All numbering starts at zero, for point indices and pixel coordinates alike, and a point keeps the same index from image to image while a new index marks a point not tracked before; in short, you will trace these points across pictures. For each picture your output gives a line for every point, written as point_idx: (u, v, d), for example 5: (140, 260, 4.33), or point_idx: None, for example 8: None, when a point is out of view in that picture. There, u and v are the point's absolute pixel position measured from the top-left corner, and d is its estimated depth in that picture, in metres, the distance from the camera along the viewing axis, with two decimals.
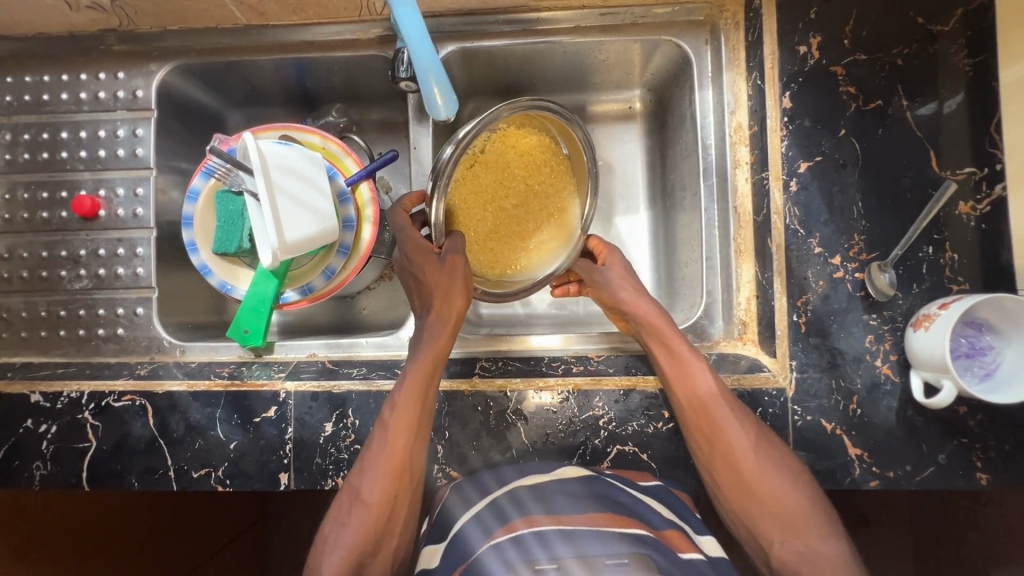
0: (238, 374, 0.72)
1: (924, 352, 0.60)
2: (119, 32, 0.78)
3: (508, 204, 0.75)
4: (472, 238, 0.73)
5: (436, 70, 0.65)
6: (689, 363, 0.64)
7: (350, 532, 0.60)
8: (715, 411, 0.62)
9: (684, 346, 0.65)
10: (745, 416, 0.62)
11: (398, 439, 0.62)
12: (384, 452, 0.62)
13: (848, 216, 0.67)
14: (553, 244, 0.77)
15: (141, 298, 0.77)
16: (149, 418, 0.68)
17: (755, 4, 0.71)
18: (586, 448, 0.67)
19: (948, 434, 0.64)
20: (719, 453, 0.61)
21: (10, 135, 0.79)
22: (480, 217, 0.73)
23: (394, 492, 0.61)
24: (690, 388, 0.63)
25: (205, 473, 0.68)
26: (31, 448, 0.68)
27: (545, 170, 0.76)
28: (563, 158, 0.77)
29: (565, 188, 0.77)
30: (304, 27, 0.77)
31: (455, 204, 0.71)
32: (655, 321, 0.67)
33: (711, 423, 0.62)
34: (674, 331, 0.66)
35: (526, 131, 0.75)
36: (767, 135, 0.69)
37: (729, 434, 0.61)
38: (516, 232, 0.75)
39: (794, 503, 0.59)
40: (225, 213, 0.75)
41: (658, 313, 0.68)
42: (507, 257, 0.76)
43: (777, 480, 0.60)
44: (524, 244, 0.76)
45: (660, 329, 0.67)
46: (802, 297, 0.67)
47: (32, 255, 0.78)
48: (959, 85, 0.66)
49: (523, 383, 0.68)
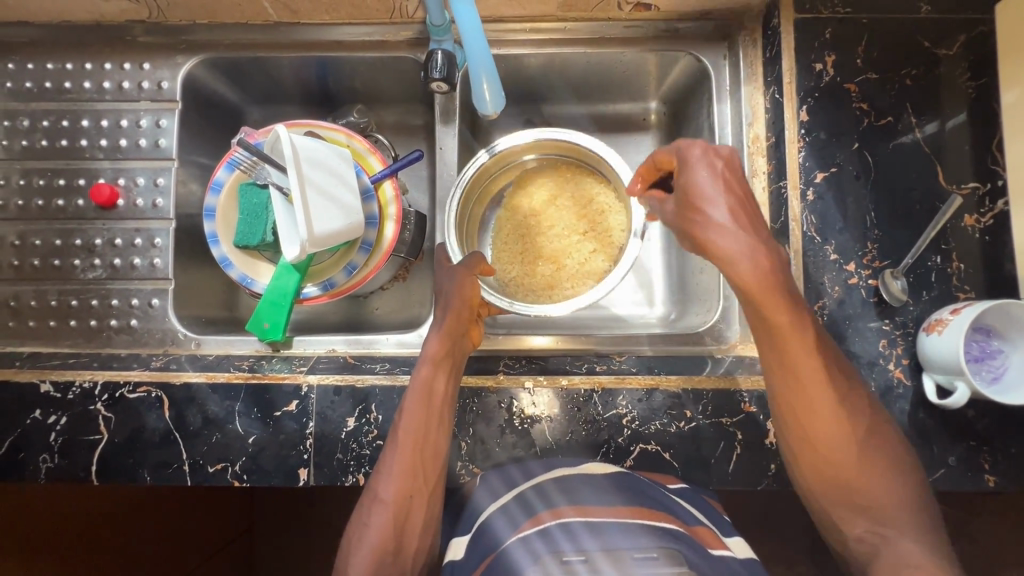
0: (258, 367, 0.71)
1: (937, 355, 0.63)
2: (148, 24, 0.78)
3: (545, 234, 0.83)
4: (520, 268, 0.82)
5: (488, 64, 0.64)
6: (787, 332, 0.57)
7: (372, 536, 0.58)
8: (821, 396, 0.58)
9: (789, 314, 0.56)
10: (847, 395, 0.59)
11: (416, 436, 0.61)
12: (401, 449, 0.61)
13: (862, 225, 0.70)
14: (596, 247, 0.82)
15: (157, 289, 0.76)
16: (166, 411, 0.67)
17: (773, 22, 0.74)
18: (609, 446, 0.67)
19: (958, 437, 0.66)
20: (809, 442, 0.59)
21: (28, 121, 0.77)
22: (521, 249, 0.83)
23: (415, 493, 0.60)
24: (785, 361, 0.58)
25: (222, 468, 0.66)
26: (39, 439, 0.66)
27: (568, 188, 0.84)
28: (584, 175, 0.84)
29: (593, 193, 0.83)
30: (335, 26, 0.79)
31: (498, 247, 0.84)
32: (751, 279, 0.54)
33: (809, 411, 0.58)
34: (782, 289, 0.55)
35: (544, 170, 0.85)
36: (785, 145, 0.72)
37: (828, 421, 0.58)
38: (556, 250, 0.82)
39: (881, 490, 0.57)
40: (249, 205, 0.75)
41: (756, 266, 0.54)
42: (562, 280, 0.81)
43: (877, 462, 0.58)
44: (575, 265, 0.81)
45: (759, 291, 0.54)
46: (819, 302, 0.69)
47: (45, 243, 0.76)
48: (961, 104, 0.71)
49: (547, 380, 0.69)
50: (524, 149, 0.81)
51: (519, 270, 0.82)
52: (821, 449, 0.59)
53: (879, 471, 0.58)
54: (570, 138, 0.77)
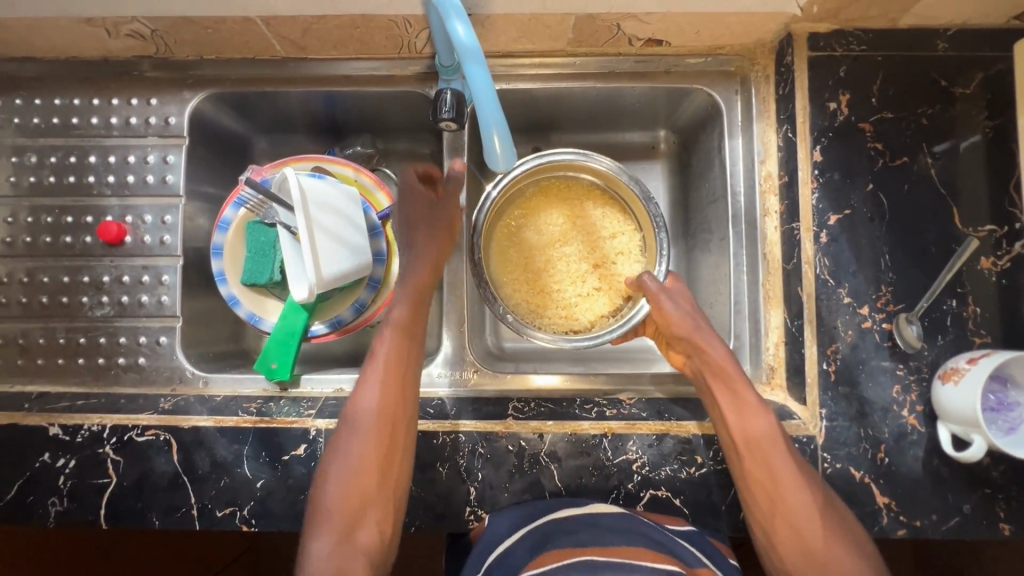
0: (266, 411, 0.70)
1: (954, 405, 0.62)
2: (155, 59, 0.77)
3: (555, 259, 0.81)
4: (521, 275, 0.80)
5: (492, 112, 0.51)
6: (753, 410, 0.63)
7: (349, 467, 0.61)
8: (775, 460, 0.61)
9: (751, 393, 0.65)
10: (810, 477, 0.62)
11: (394, 368, 0.66)
12: (385, 382, 0.65)
13: (877, 268, 0.69)
14: (607, 284, 0.80)
15: (165, 327, 0.76)
16: (174, 454, 0.67)
17: (786, 60, 0.73)
18: (619, 492, 0.67)
19: (973, 484, 0.65)
20: (779, 511, 0.61)
21: (35, 157, 0.77)
22: (527, 267, 0.80)
23: (389, 430, 0.63)
24: (752, 435, 0.62)
25: (230, 512, 0.66)
26: (47, 482, 0.66)
27: (593, 215, 0.82)
28: (612, 206, 0.82)
29: (619, 231, 0.82)
30: (342, 61, 0.78)
31: (498, 247, 0.80)
32: (720, 362, 0.66)
33: (774, 477, 0.61)
34: (736, 374, 0.66)
35: (571, 189, 0.83)
36: (798, 186, 0.71)
37: (790, 493, 0.60)
38: (562, 275, 0.81)
39: (851, 569, 0.58)
40: (256, 244, 0.74)
41: (725, 356, 0.67)
42: (562, 308, 0.80)
43: (837, 542, 0.59)
44: (579, 296, 0.80)
45: (725, 372, 0.66)
46: (831, 346, 0.68)
47: (53, 280, 0.76)
48: (979, 144, 0.69)
49: (556, 427, 0.68)
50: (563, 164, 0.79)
51: (519, 285, 0.80)
52: (784, 517, 0.61)
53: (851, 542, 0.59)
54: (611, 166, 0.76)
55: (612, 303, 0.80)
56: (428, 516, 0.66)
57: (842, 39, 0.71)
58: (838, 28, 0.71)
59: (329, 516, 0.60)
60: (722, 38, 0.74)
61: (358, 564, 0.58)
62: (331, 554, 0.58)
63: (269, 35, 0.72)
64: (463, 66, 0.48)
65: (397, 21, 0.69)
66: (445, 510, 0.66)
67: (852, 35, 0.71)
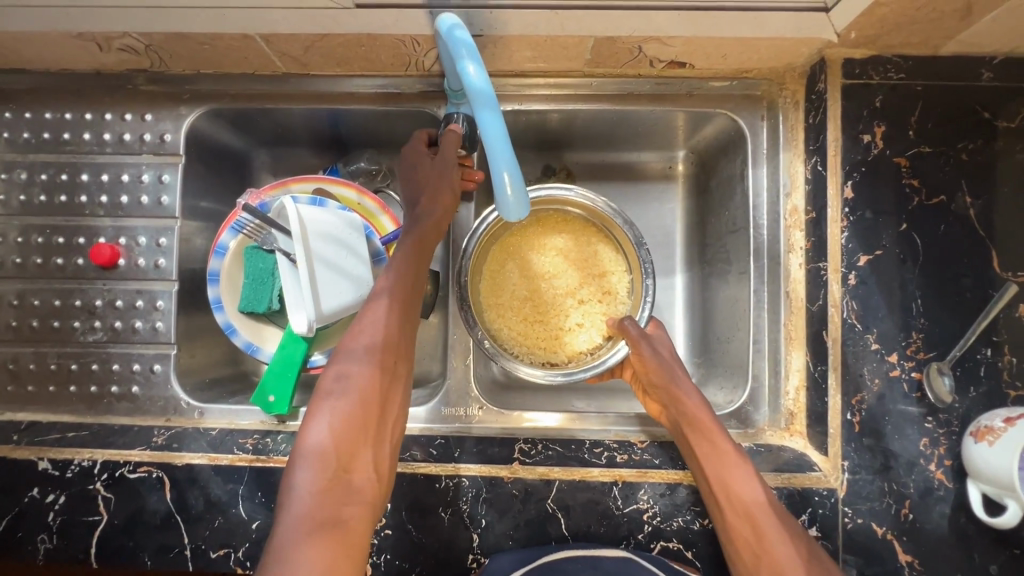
0: (263, 448, 0.67)
1: (986, 467, 0.58)
2: (149, 73, 0.73)
3: (547, 290, 0.74)
4: (507, 303, 0.73)
5: (502, 151, 0.45)
6: (731, 462, 0.59)
7: (347, 408, 0.54)
8: (756, 514, 0.56)
9: (729, 444, 0.60)
10: (798, 535, 0.56)
11: (401, 317, 0.59)
12: (388, 331, 0.58)
13: (907, 313, 0.65)
14: (589, 321, 0.73)
15: (159, 354, 0.73)
16: (167, 492, 0.64)
17: (817, 86, 0.69)
18: (629, 543, 0.64)
19: (1003, 545, 0.62)
20: (764, 567, 0.54)
21: (25, 174, 0.74)
22: (517, 295, 0.74)
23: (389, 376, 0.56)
24: (728, 488, 0.58)
25: (224, 554, 0.64)
26: (36, 518, 0.64)
27: (588, 250, 0.76)
28: (609, 243, 0.75)
29: (610, 269, 0.75)
30: (346, 78, 0.74)
31: (487, 275, 0.74)
32: (696, 412, 0.62)
33: (756, 530, 0.56)
34: (715, 424, 0.61)
35: (571, 221, 0.76)
36: (826, 224, 0.67)
37: (774, 549, 0.54)
38: (552, 308, 0.74)
39: None
40: (254, 271, 0.71)
41: (702, 405, 0.63)
42: (544, 343, 0.73)
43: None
44: (564, 332, 0.73)
45: (705, 420, 0.62)
46: (857, 395, 0.64)
47: (44, 303, 0.73)
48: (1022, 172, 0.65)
49: (564, 473, 0.65)
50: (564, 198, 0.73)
51: (507, 313, 0.73)
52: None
53: None
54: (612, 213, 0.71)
55: (594, 342, 0.73)
56: (429, 563, 0.64)
57: (879, 67, 0.66)
58: (876, 54, 0.66)
59: (321, 449, 0.51)
60: (750, 61, 0.70)
61: (350, 510, 0.50)
62: (319, 494, 0.49)
63: (269, 52, 0.68)
64: (473, 109, 0.44)
65: (404, 40, 0.64)
66: (447, 557, 0.64)
67: (890, 62, 0.66)
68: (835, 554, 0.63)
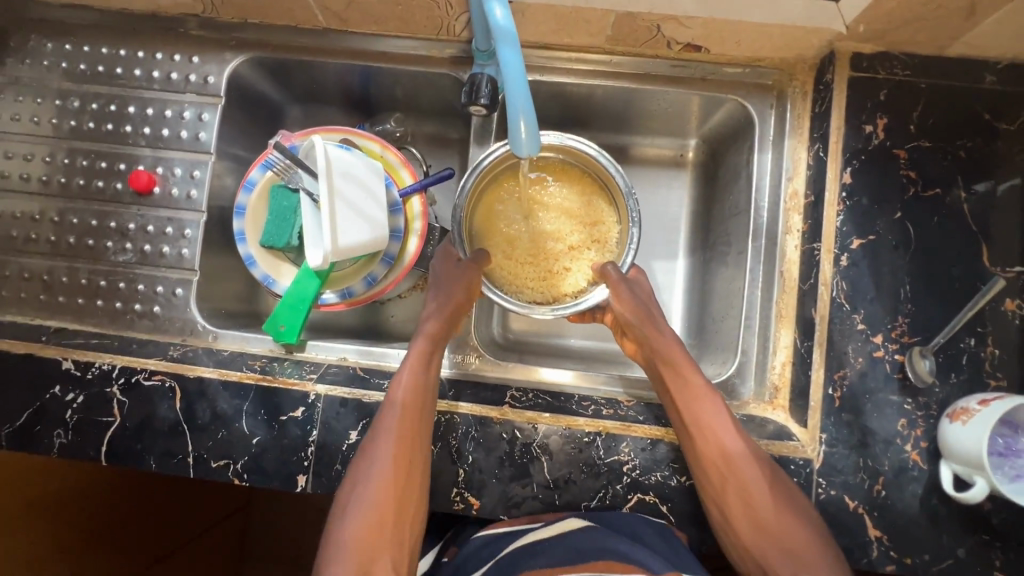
0: (269, 369, 0.72)
1: (959, 445, 0.60)
2: (201, 18, 0.79)
3: (539, 236, 0.75)
4: (500, 243, 0.75)
5: (521, 95, 0.49)
6: (702, 394, 0.65)
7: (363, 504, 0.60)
8: (726, 439, 0.63)
9: (699, 379, 0.66)
10: (761, 457, 0.63)
11: (410, 405, 0.64)
12: (393, 431, 0.62)
13: (895, 297, 0.67)
14: (577, 267, 0.75)
15: (182, 279, 0.78)
16: (176, 402, 0.68)
17: (826, 78, 0.72)
18: (607, 492, 0.66)
19: (971, 529, 0.63)
20: (732, 490, 0.61)
21: (78, 102, 0.80)
22: (510, 237, 0.75)
23: (416, 413, 0.64)
24: (699, 418, 0.63)
25: (224, 465, 0.67)
26: (55, 414, 0.68)
27: (582, 199, 0.76)
28: (601, 192, 0.76)
29: (602, 219, 0.76)
30: (380, 38, 0.79)
31: (483, 215, 0.75)
32: (670, 349, 0.69)
33: (725, 456, 0.62)
34: (683, 362, 0.68)
35: (567, 168, 0.76)
36: (824, 207, 0.70)
37: (742, 472, 0.62)
38: (542, 253, 0.75)
39: (810, 546, 0.59)
40: (278, 207, 0.76)
41: (674, 343, 0.70)
42: (529, 283, 0.75)
43: (789, 521, 0.60)
44: (549, 274, 0.75)
45: (676, 362, 0.68)
46: (839, 371, 0.67)
47: (81, 222, 0.79)
48: (1017, 169, 0.67)
49: (550, 419, 0.68)
50: (564, 147, 0.72)
51: (499, 253, 0.75)
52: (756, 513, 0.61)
53: (807, 524, 0.60)
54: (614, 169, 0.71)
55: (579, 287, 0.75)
56: None
57: (886, 63, 0.70)
58: (883, 50, 0.69)
59: (345, 552, 0.58)
60: (763, 49, 0.73)
61: None
62: None
63: (313, 4, 0.73)
64: (497, 48, 0.47)
65: (439, 1, 0.69)
66: (433, 488, 0.67)
67: (897, 59, 0.70)
68: None
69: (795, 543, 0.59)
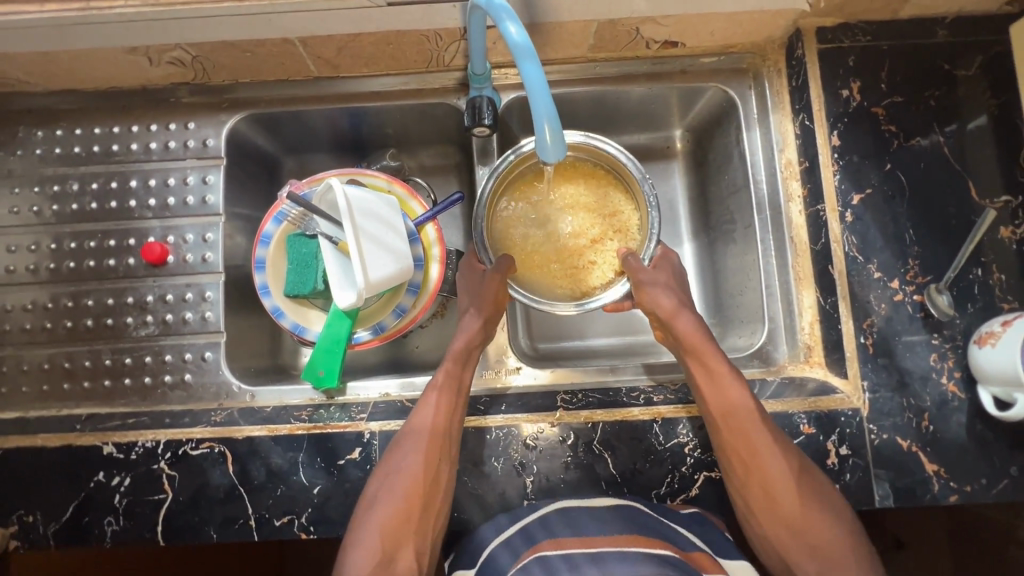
0: (317, 418, 0.71)
1: (992, 367, 0.63)
2: (192, 85, 0.80)
3: (561, 234, 0.78)
4: (523, 246, 0.77)
5: (545, 103, 0.50)
6: (725, 380, 0.66)
7: (388, 516, 0.61)
8: (752, 428, 0.63)
9: (724, 363, 0.67)
10: (783, 441, 0.64)
11: (440, 428, 0.64)
12: (423, 447, 0.63)
13: (902, 243, 0.71)
14: (602, 259, 0.78)
15: (210, 342, 0.77)
16: (229, 466, 0.67)
17: (797, 53, 0.77)
18: (674, 476, 0.67)
19: (1018, 448, 0.67)
20: (753, 473, 0.63)
21: (77, 185, 0.79)
22: (532, 239, 0.77)
23: (443, 440, 0.64)
24: (727, 402, 0.64)
25: (288, 521, 0.66)
26: (103, 501, 0.66)
27: (598, 193, 0.79)
28: (616, 184, 0.79)
29: (620, 208, 0.78)
30: (373, 78, 0.81)
31: (503, 223, 0.77)
32: (692, 335, 0.70)
33: (750, 442, 0.63)
34: (710, 344, 0.69)
35: (581, 165, 0.79)
36: (820, 170, 0.74)
37: (766, 454, 0.62)
38: (567, 250, 0.78)
39: (822, 522, 0.61)
40: (297, 255, 0.75)
41: (698, 329, 0.70)
42: (558, 279, 0.77)
43: (806, 502, 0.62)
44: (575, 268, 0.77)
45: (699, 344, 0.69)
46: (867, 320, 0.70)
47: (97, 303, 0.77)
48: (982, 110, 0.73)
49: (606, 415, 0.69)
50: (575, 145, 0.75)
51: (522, 256, 0.77)
52: (768, 488, 0.62)
53: (823, 502, 0.62)
54: (623, 157, 0.74)
55: (606, 276, 0.77)
56: (487, 511, 0.67)
57: (847, 32, 0.75)
58: (843, 21, 0.75)
59: (368, 552, 0.60)
60: (734, 37, 0.79)
61: None
62: None
63: (305, 56, 0.75)
64: (517, 63, 0.49)
65: (428, 35, 0.72)
66: (503, 504, 0.67)
67: (856, 27, 0.75)
68: (867, 469, 0.67)
69: (806, 520, 0.61)
